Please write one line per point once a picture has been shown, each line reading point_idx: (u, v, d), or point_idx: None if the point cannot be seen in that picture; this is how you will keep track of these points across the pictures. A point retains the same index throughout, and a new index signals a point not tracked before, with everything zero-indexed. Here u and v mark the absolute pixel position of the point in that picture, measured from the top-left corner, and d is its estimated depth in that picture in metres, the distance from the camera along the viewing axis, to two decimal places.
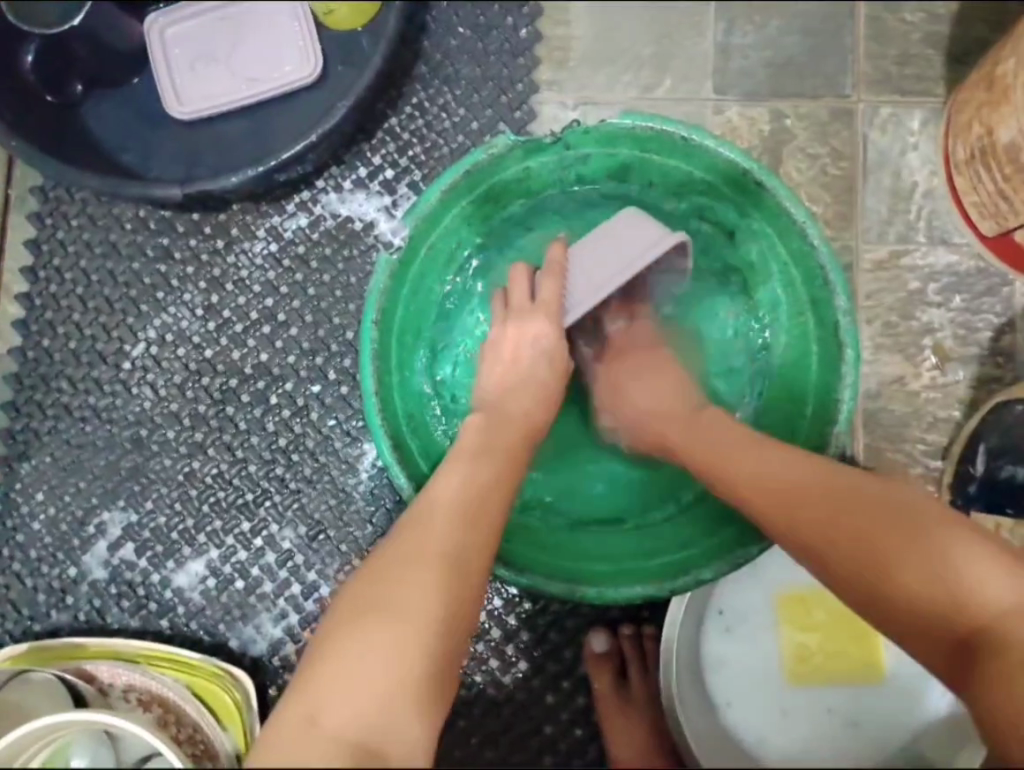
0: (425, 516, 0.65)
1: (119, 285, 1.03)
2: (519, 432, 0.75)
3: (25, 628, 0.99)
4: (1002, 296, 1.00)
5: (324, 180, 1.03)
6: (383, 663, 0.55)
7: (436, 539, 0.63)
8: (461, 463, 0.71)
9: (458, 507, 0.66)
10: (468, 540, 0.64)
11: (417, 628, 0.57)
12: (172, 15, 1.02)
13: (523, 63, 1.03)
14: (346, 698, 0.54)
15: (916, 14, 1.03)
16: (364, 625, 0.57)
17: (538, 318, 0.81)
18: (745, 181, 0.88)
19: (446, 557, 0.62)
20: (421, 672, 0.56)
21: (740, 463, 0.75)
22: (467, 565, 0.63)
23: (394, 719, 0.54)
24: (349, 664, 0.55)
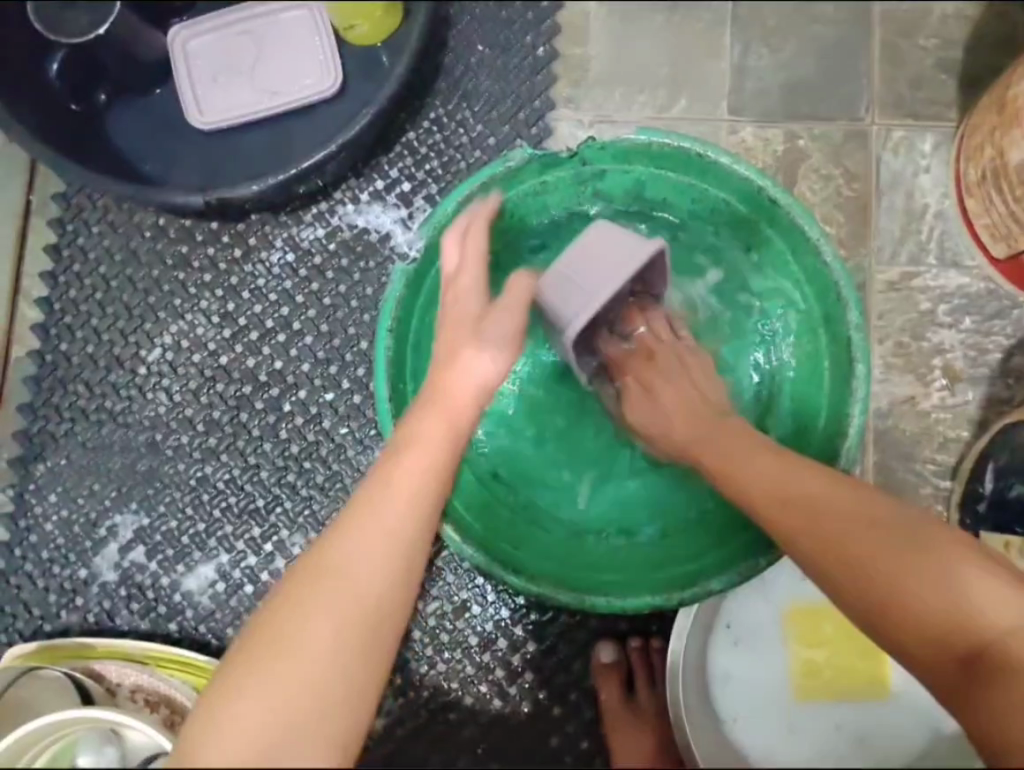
0: (346, 535, 0.59)
1: (138, 291, 1.05)
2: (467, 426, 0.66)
3: (35, 628, 1.00)
4: (1013, 318, 1.00)
5: (342, 192, 1.05)
6: (274, 711, 0.51)
7: (355, 568, 0.57)
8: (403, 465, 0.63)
9: (385, 527, 0.59)
10: (393, 567, 0.58)
11: (317, 675, 0.53)
12: (195, 28, 1.05)
13: (540, 81, 1.05)
14: (231, 746, 0.50)
15: (929, 40, 1.05)
16: (264, 663, 0.53)
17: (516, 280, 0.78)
18: (760, 198, 0.90)
19: (364, 591, 0.56)
20: (317, 723, 0.52)
21: (752, 467, 0.74)
22: (383, 602, 0.56)
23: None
24: (240, 694, 0.52)
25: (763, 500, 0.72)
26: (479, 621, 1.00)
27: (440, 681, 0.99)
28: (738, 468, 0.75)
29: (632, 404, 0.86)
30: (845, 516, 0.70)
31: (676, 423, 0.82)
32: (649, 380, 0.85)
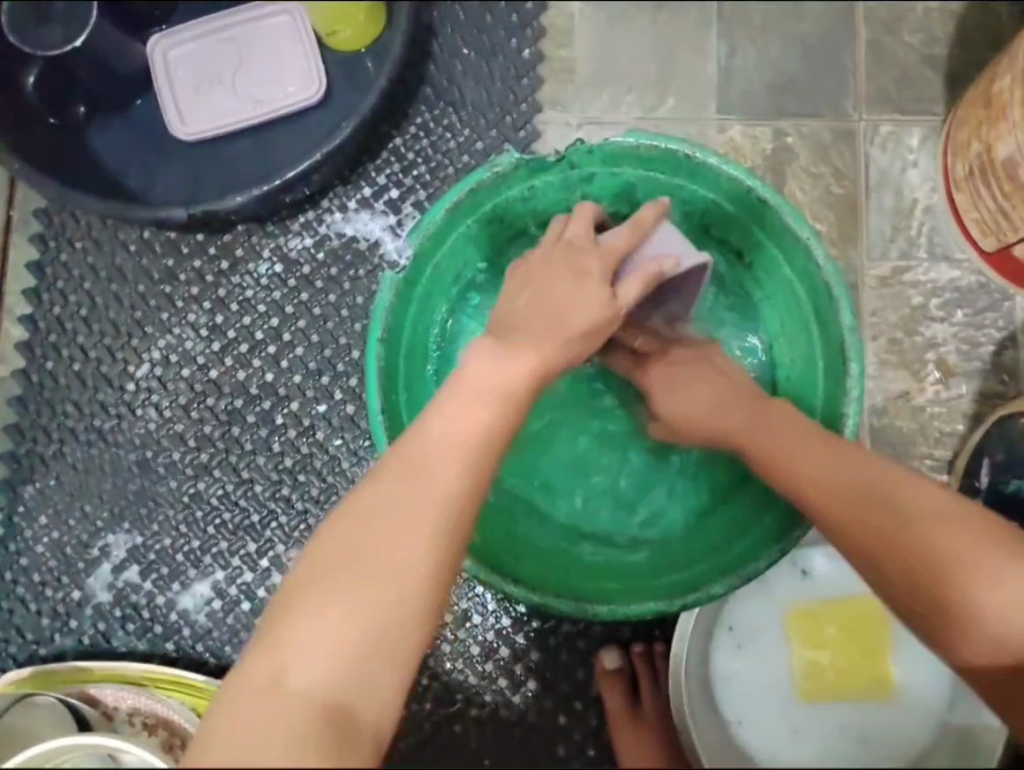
0: (417, 462, 0.57)
1: (125, 306, 1.03)
2: (532, 372, 0.64)
3: (29, 653, 0.98)
4: (1004, 311, 1.00)
5: (329, 200, 1.04)
6: (358, 626, 0.52)
7: (431, 494, 0.56)
8: (472, 396, 0.61)
9: (456, 454, 0.58)
10: (467, 492, 0.58)
11: (399, 592, 0.54)
12: (175, 38, 1.03)
13: (527, 84, 1.05)
14: (319, 656, 0.51)
15: (914, 35, 1.05)
16: (344, 580, 0.54)
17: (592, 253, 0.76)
18: (748, 198, 0.89)
19: (438, 515, 0.56)
20: (399, 636, 0.53)
21: (801, 459, 0.76)
22: (456, 527, 0.57)
23: (367, 684, 0.52)
24: (323, 614, 0.52)
25: (819, 495, 0.74)
26: (481, 631, 0.99)
27: (442, 693, 0.98)
28: (793, 457, 0.76)
29: (660, 389, 0.87)
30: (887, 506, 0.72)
31: (721, 412, 0.83)
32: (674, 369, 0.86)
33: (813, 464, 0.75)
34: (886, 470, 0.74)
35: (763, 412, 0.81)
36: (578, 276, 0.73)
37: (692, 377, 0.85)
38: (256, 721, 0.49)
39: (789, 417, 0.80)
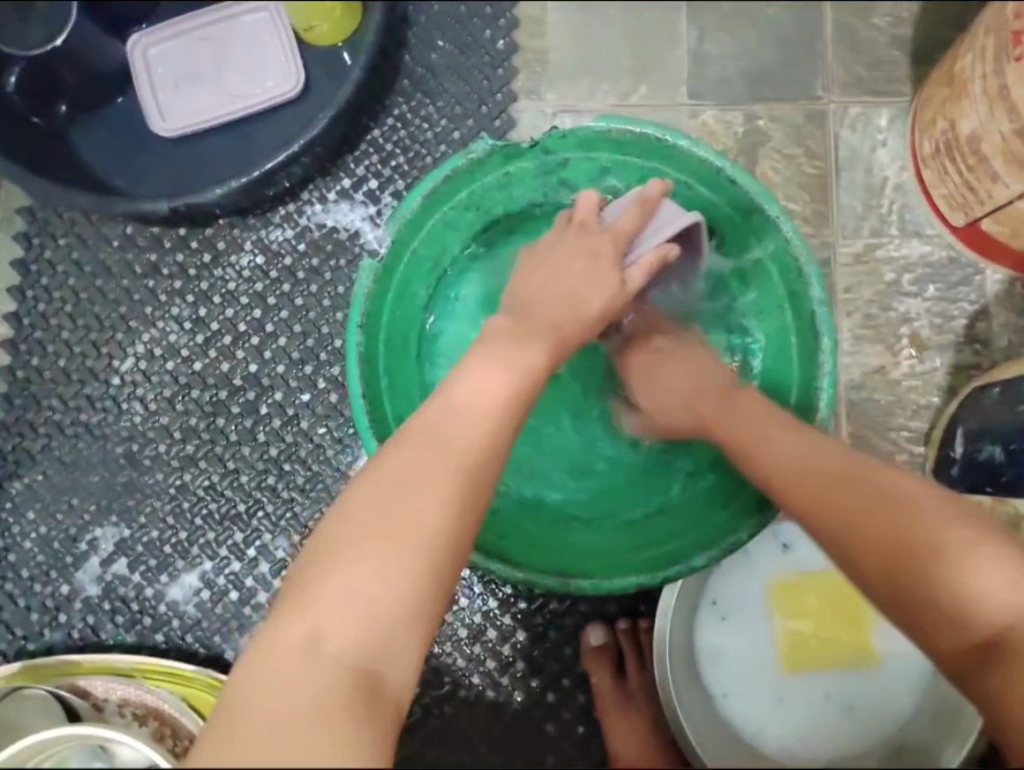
0: (436, 433, 0.60)
1: (109, 302, 1.04)
2: (547, 350, 0.70)
3: (18, 648, 0.99)
4: (975, 285, 1.02)
5: (310, 192, 1.05)
6: (387, 586, 0.52)
7: (453, 461, 0.58)
8: (485, 376, 0.65)
9: (474, 423, 0.61)
10: (488, 462, 0.60)
11: (423, 553, 0.54)
12: (154, 36, 1.04)
13: (502, 74, 1.06)
14: (351, 620, 0.51)
15: (881, 18, 1.07)
16: (373, 540, 0.53)
17: (602, 236, 0.78)
18: (718, 178, 0.91)
19: (461, 476, 0.58)
20: (425, 597, 0.54)
21: (770, 448, 0.75)
22: (478, 489, 0.58)
23: (393, 648, 0.52)
24: (351, 581, 0.52)
25: (788, 479, 0.73)
26: (469, 614, 1.00)
27: (432, 676, 0.99)
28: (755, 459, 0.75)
29: (637, 387, 0.87)
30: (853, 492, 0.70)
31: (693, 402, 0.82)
32: (652, 357, 0.86)
33: (777, 451, 0.74)
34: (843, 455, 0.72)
35: (729, 401, 0.80)
36: (593, 259, 0.77)
37: (670, 354, 0.86)
38: (289, 678, 0.48)
39: (756, 403, 0.79)
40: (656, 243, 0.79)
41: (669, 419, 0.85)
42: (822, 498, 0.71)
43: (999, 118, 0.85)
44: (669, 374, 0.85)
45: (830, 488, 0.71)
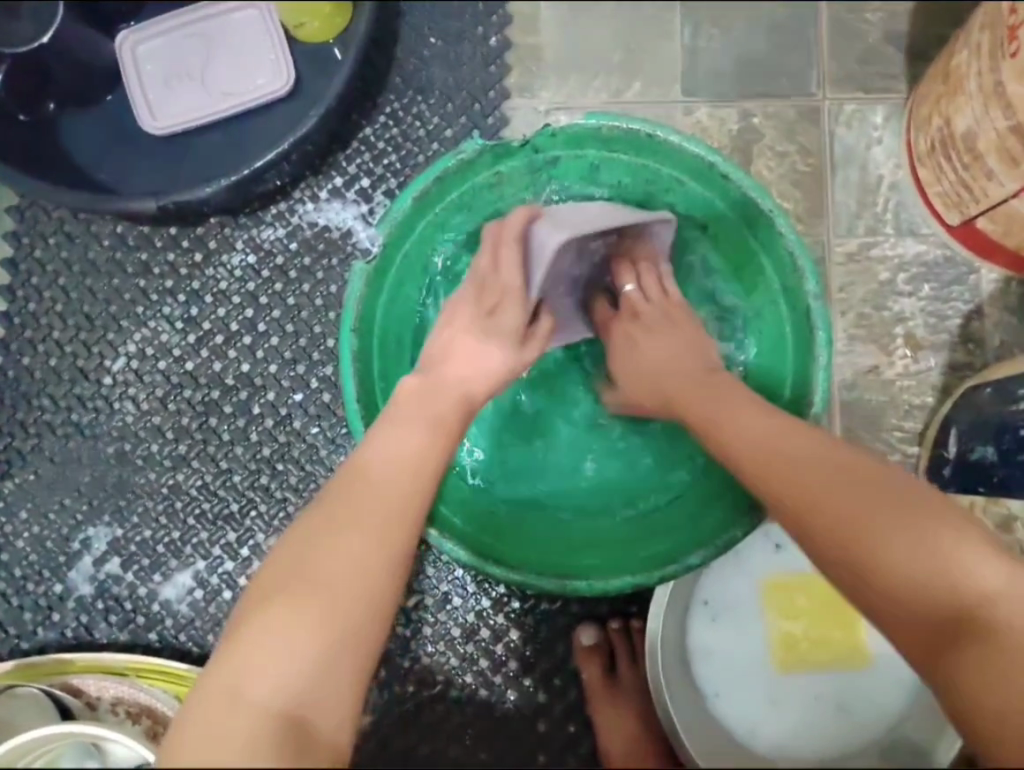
0: (355, 484, 0.62)
1: (100, 301, 1.04)
2: (457, 403, 0.72)
3: (12, 647, 0.99)
4: (970, 284, 1.02)
5: (301, 191, 1.04)
6: (306, 637, 0.54)
7: (371, 513, 0.61)
8: (404, 425, 0.68)
9: (395, 474, 0.64)
10: (413, 511, 0.62)
11: (347, 602, 0.56)
12: (144, 33, 1.03)
13: (494, 71, 1.05)
14: (276, 668, 0.53)
15: (877, 14, 1.06)
16: (293, 595, 0.56)
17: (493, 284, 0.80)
18: (710, 173, 0.90)
19: (377, 529, 0.60)
20: (351, 642, 0.56)
21: (735, 432, 0.73)
22: (396, 538, 0.61)
23: (319, 693, 0.54)
24: (276, 632, 0.54)
25: (751, 463, 0.71)
26: (461, 613, 1.00)
27: (424, 675, 0.99)
28: (734, 426, 0.73)
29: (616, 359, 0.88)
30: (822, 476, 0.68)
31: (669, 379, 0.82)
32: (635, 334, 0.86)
33: (742, 436, 0.72)
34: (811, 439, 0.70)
35: (710, 379, 0.79)
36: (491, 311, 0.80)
37: (659, 329, 0.85)
38: (211, 732, 0.50)
39: (731, 384, 0.78)
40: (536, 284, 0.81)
41: (644, 398, 0.85)
42: (783, 482, 0.69)
43: (994, 115, 0.84)
44: (654, 344, 0.85)
45: (790, 464, 0.69)
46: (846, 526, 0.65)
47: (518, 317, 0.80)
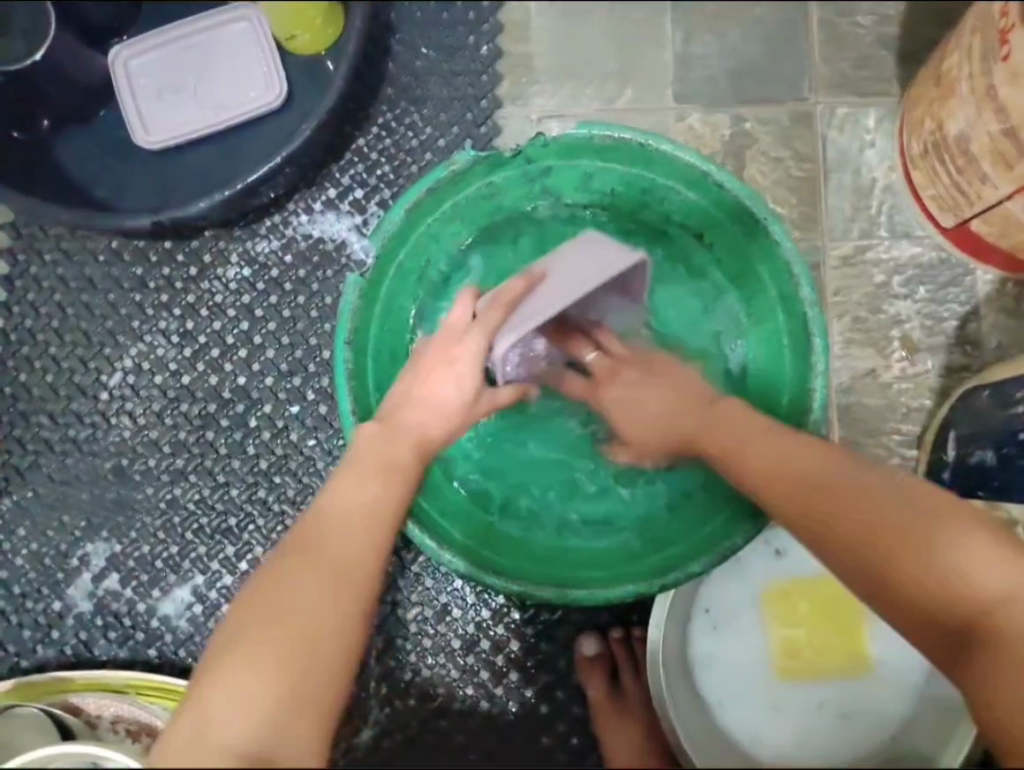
0: (313, 531, 0.63)
1: (96, 317, 1.04)
2: (410, 449, 0.70)
3: (11, 665, 0.99)
4: (966, 285, 1.02)
5: (295, 203, 1.04)
6: (266, 677, 0.55)
7: (327, 555, 0.61)
8: (363, 470, 0.67)
9: (352, 518, 0.64)
10: (369, 553, 0.62)
11: (301, 645, 0.56)
12: (137, 48, 1.03)
13: (486, 80, 1.05)
14: (234, 711, 0.54)
15: (868, 17, 1.06)
16: (254, 638, 0.57)
17: (462, 340, 0.77)
18: (704, 182, 0.90)
19: (336, 571, 0.60)
20: (307, 682, 0.56)
21: (756, 452, 0.73)
22: (354, 581, 0.60)
23: (280, 732, 0.54)
24: (233, 677, 0.55)
25: (770, 485, 0.71)
26: (462, 624, 1.00)
27: (425, 687, 0.99)
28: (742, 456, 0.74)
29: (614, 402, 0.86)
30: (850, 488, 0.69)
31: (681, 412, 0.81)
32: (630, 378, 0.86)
33: (764, 454, 0.73)
34: (829, 457, 0.71)
35: (717, 411, 0.78)
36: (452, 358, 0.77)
37: (642, 382, 0.84)
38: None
39: (737, 409, 0.78)
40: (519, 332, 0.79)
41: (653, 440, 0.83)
42: (806, 505, 0.69)
43: (987, 119, 0.84)
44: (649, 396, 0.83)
45: (824, 491, 0.69)
46: (858, 542, 0.68)
47: (474, 362, 0.77)
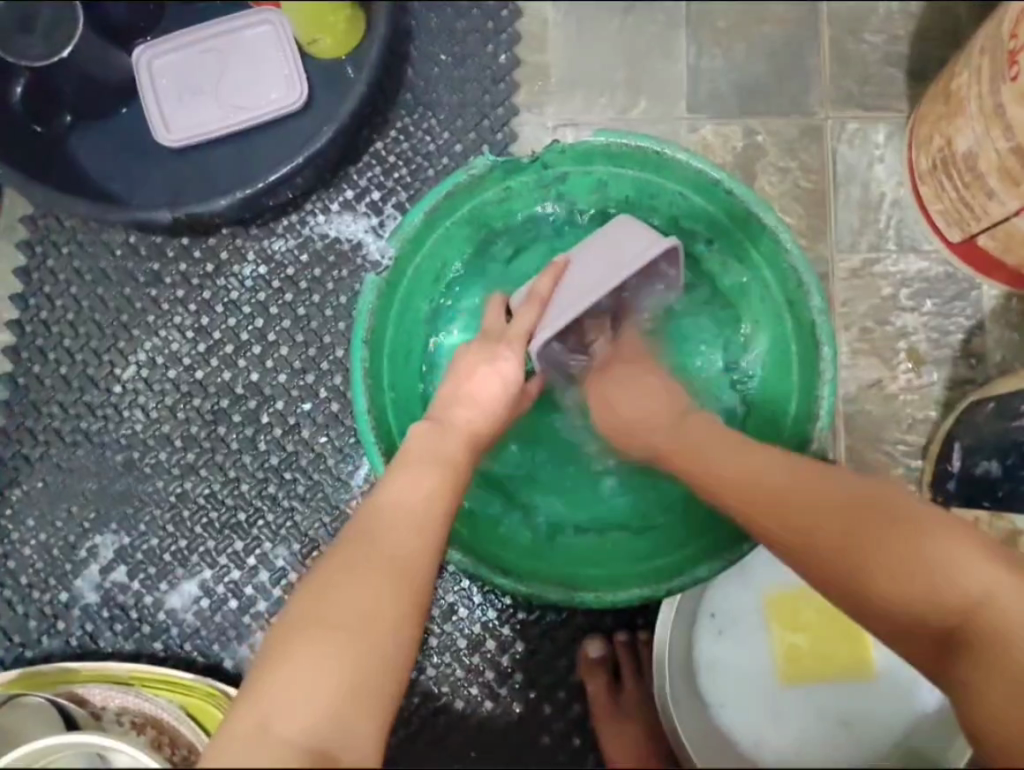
0: (371, 527, 0.62)
1: (111, 310, 1.05)
2: (462, 445, 0.73)
3: (16, 656, 0.99)
4: (971, 299, 1.03)
5: (312, 203, 1.06)
6: (330, 673, 0.54)
7: (389, 550, 0.61)
8: (416, 468, 0.68)
9: (411, 514, 0.64)
10: (431, 549, 0.63)
11: (370, 641, 0.56)
12: (162, 47, 1.05)
13: (503, 88, 1.07)
14: (301, 707, 0.52)
15: (877, 35, 1.08)
16: (317, 632, 0.55)
17: (506, 342, 0.82)
18: (716, 190, 0.91)
19: (398, 566, 0.60)
20: (376, 678, 0.55)
21: (729, 464, 0.74)
22: (414, 575, 0.60)
23: (349, 729, 0.53)
24: (298, 672, 0.54)
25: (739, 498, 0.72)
26: (467, 624, 1.00)
27: (429, 687, 0.99)
28: (701, 458, 0.76)
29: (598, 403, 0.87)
30: (820, 500, 0.69)
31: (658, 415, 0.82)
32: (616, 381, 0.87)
33: (736, 467, 0.73)
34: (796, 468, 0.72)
35: (687, 423, 0.80)
36: (494, 358, 0.81)
37: (626, 379, 0.86)
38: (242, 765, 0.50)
39: (709, 424, 0.80)
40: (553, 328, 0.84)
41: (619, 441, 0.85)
42: (778, 519, 0.70)
43: (994, 137, 0.86)
44: (633, 397, 0.84)
45: (797, 502, 0.69)
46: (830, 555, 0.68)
47: (517, 356, 0.82)
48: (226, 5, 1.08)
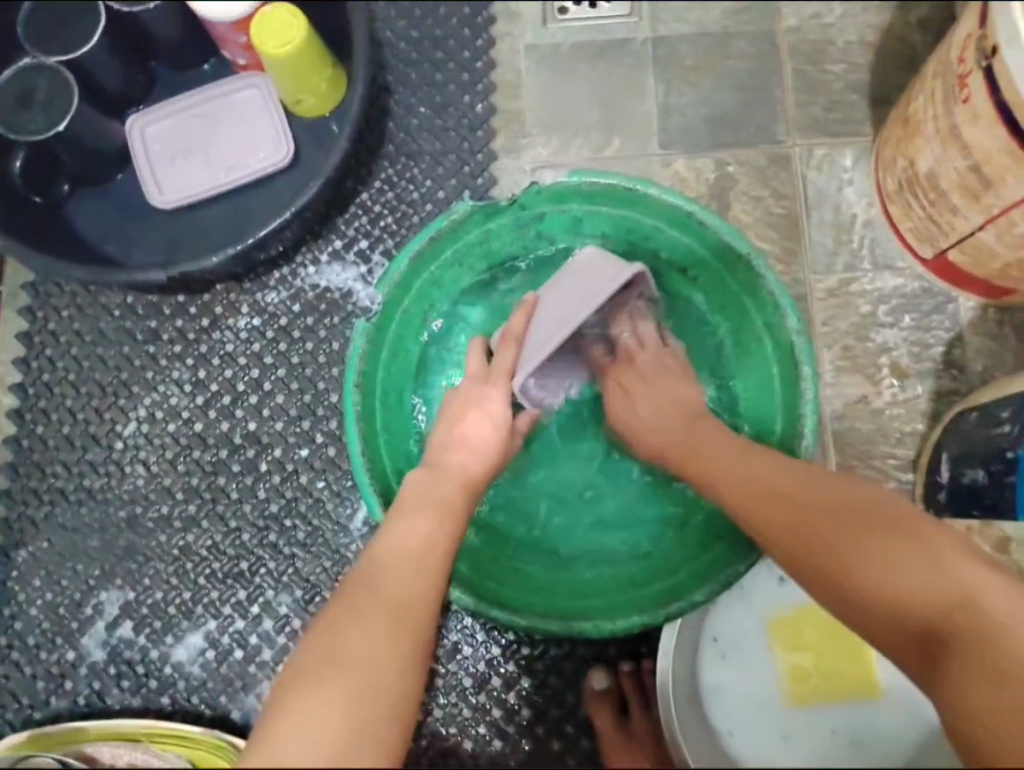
0: (374, 574, 0.64)
1: (111, 368, 1.08)
2: (460, 489, 0.75)
3: (25, 718, 0.99)
4: (949, 312, 1.05)
5: (302, 255, 1.09)
6: (336, 714, 0.52)
7: (391, 595, 0.62)
8: (414, 516, 0.71)
9: (410, 560, 0.66)
10: (430, 594, 0.64)
11: (375, 681, 0.55)
12: (154, 115, 1.10)
13: (481, 135, 1.12)
14: (307, 749, 0.50)
15: (838, 65, 1.13)
16: (323, 675, 0.55)
17: (490, 384, 0.86)
18: (688, 220, 0.95)
19: (399, 610, 0.61)
20: (382, 720, 0.54)
21: (731, 467, 0.76)
22: (415, 618, 0.61)
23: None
24: (305, 713, 0.52)
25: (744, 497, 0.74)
26: (472, 662, 1.01)
27: (437, 727, 0.99)
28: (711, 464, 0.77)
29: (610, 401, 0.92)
30: (823, 497, 0.71)
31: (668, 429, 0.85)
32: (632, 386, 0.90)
33: (739, 470, 0.76)
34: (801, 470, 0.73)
35: (696, 427, 0.83)
36: (481, 402, 0.84)
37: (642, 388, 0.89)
38: None
39: (717, 429, 0.82)
40: (533, 364, 0.88)
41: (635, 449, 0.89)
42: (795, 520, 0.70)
43: (953, 156, 0.89)
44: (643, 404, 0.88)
45: (810, 497, 0.71)
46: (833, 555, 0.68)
47: (501, 396, 0.85)
48: (214, 73, 1.14)
